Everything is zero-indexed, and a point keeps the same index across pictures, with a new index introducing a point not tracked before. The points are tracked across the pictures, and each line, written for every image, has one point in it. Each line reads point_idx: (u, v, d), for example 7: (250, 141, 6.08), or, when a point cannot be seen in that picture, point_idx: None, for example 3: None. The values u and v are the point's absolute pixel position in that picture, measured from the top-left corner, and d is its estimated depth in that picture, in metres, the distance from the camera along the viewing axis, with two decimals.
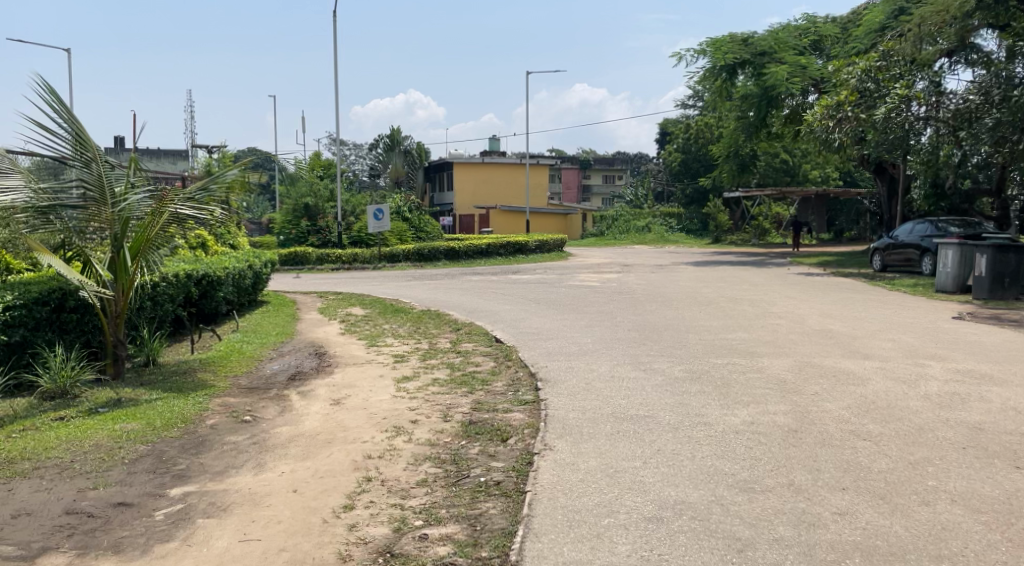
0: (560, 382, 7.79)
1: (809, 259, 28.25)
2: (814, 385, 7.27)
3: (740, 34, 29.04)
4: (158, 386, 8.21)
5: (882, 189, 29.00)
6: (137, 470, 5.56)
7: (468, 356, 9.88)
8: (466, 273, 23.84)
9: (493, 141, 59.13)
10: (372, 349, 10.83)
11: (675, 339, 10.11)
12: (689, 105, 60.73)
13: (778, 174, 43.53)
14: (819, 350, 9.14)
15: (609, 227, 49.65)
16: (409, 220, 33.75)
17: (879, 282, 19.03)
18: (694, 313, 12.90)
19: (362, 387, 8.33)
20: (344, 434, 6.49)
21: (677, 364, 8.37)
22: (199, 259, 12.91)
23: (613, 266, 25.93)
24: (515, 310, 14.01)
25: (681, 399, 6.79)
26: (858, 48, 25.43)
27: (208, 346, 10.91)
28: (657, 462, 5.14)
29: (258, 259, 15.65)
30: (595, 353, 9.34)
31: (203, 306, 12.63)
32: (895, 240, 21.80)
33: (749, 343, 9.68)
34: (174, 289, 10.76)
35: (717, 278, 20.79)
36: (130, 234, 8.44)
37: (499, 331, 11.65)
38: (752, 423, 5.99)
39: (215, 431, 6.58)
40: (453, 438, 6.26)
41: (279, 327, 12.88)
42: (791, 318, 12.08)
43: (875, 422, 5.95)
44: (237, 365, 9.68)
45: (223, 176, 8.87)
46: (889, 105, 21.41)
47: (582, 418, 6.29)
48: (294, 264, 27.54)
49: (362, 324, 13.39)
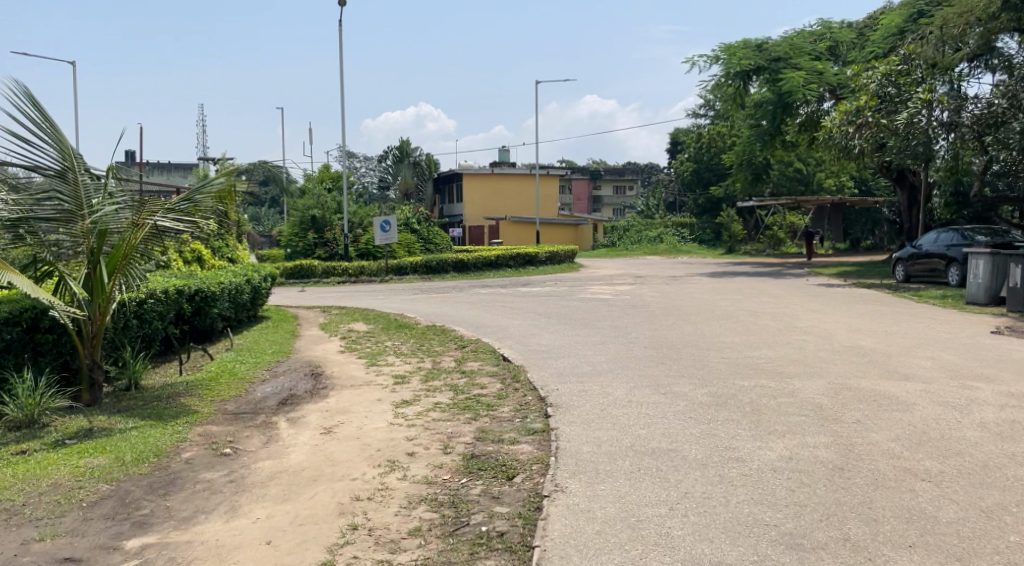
0: (573, 407, 7.11)
1: (830, 269, 27.40)
2: (854, 412, 6.56)
3: (753, 40, 28.39)
4: (137, 413, 7.59)
5: (902, 198, 27.96)
6: (94, 516, 4.91)
7: (473, 377, 9.20)
8: (475, 286, 23.16)
9: (503, 153, 58.70)
10: (371, 369, 10.17)
11: (696, 357, 9.40)
12: (700, 114, 60.18)
13: (792, 182, 42.85)
14: (854, 371, 8.41)
15: (621, 238, 48.93)
16: (418, 232, 33.15)
17: (903, 293, 18.26)
18: (714, 328, 12.18)
19: (357, 414, 7.66)
20: (332, 470, 5.83)
21: (701, 387, 7.66)
22: (192, 274, 12.33)
23: (625, 277, 25.22)
24: (525, 326, 13.31)
25: (707, 429, 6.10)
26: (877, 52, 24.69)
27: (199, 367, 10.29)
28: (685, 509, 4.45)
29: (256, 272, 15.04)
30: (610, 373, 8.64)
31: (197, 323, 12.05)
32: (919, 249, 20.99)
33: (776, 362, 8.96)
34: (163, 306, 10.19)
35: (735, 289, 20.06)
36: (107, 247, 7.84)
37: (507, 349, 10.96)
38: (790, 458, 5.29)
39: (190, 467, 5.93)
40: (453, 475, 5.58)
41: (277, 344, 12.24)
42: (818, 333, 11.35)
43: (931, 458, 5.23)
44: (226, 388, 9.04)
45: (209, 184, 8.22)
46: (912, 110, 20.38)
47: (598, 453, 5.61)
48: (299, 278, 26.92)
49: (363, 340, 12.73)
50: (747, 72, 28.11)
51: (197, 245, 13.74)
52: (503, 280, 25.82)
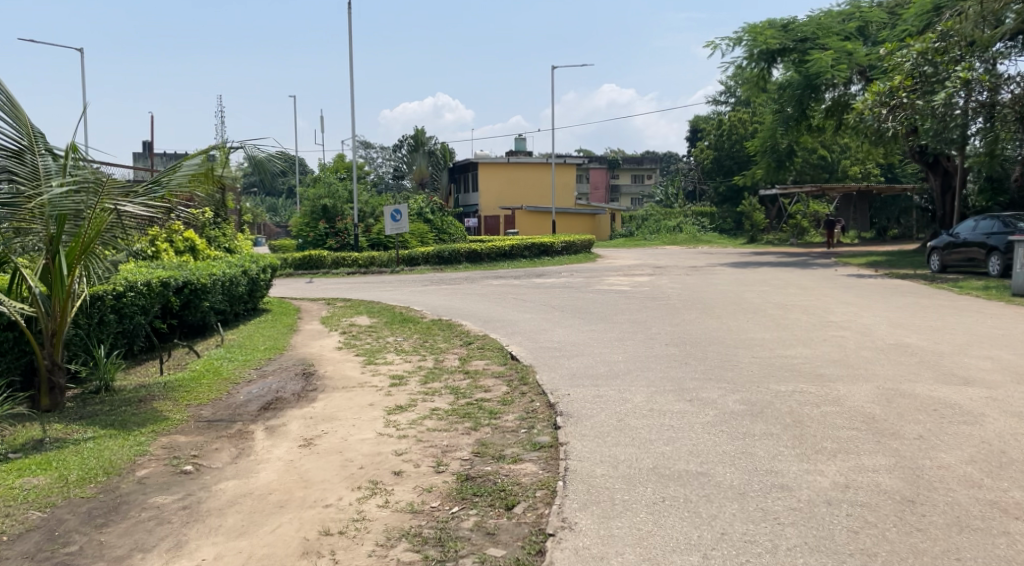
0: (586, 416, 6.24)
1: (858, 259, 26.23)
2: (913, 425, 5.63)
3: (779, 19, 27.25)
4: (98, 420, 6.79)
5: (934, 184, 26.78)
6: (11, 556, 4.13)
7: (476, 379, 8.36)
8: (488, 277, 22.31)
9: (520, 142, 57.81)
10: (368, 368, 9.35)
11: (723, 357, 8.50)
12: (720, 101, 58.90)
13: (816, 170, 41.59)
14: (905, 373, 7.48)
15: (639, 228, 47.81)
16: (431, 221, 32.29)
17: (940, 284, 17.21)
18: (741, 322, 11.26)
19: (343, 422, 6.82)
20: (303, 495, 5.01)
21: (732, 393, 6.76)
22: (181, 265, 11.54)
23: (644, 268, 24.34)
24: (537, 321, 12.44)
25: (742, 446, 5.22)
26: (912, 30, 23.45)
27: (183, 366, 9.50)
28: (723, 558, 3.58)
29: (254, 262, 14.23)
30: (629, 375, 7.76)
31: (186, 318, 11.25)
32: (956, 238, 19.88)
33: (816, 363, 8.03)
34: (144, 300, 9.44)
35: (760, 280, 19.07)
36: (67, 238, 7.05)
37: (516, 346, 10.09)
38: (845, 487, 4.39)
39: (142, 488, 5.14)
40: (442, 502, 4.72)
41: (271, 340, 11.43)
42: (857, 329, 10.39)
43: (1020, 487, 4.31)
44: (205, 390, 8.22)
45: (181, 167, 7.45)
46: (950, 89, 19.04)
47: (614, 477, 4.73)
48: (308, 269, 26.29)
49: (364, 336, 11.91)
50: (772, 54, 27.02)
51: (190, 233, 12.90)
52: (516, 271, 24.97)
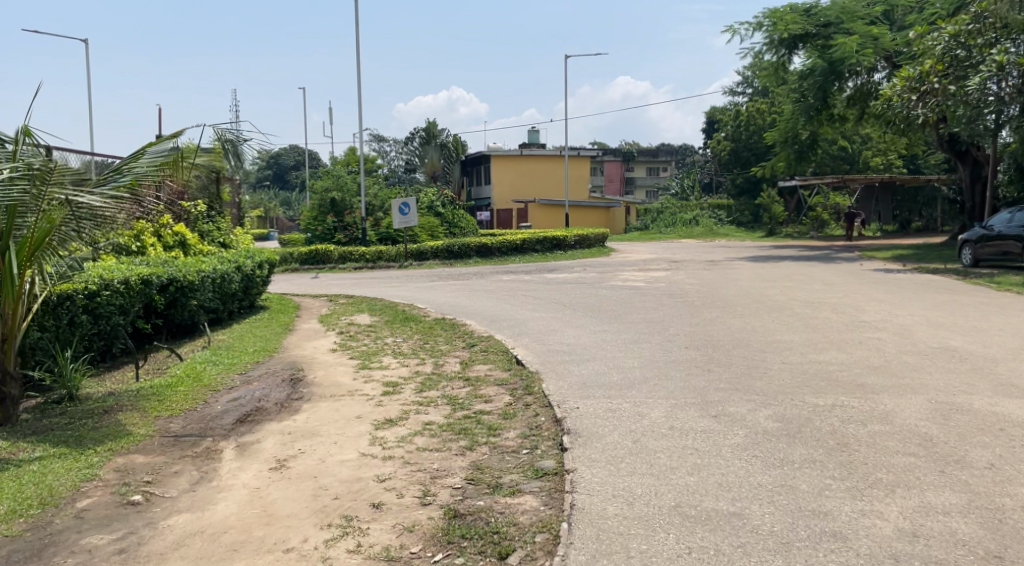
0: (597, 436, 5.46)
1: (883, 253, 25.23)
2: (979, 450, 4.81)
3: (800, 4, 26.32)
4: (52, 436, 6.08)
5: (963, 174, 25.78)
6: None
7: (478, 387, 7.61)
8: (499, 272, 21.58)
9: (533, 134, 56.94)
10: (360, 374, 8.60)
11: (749, 363, 7.70)
12: (738, 92, 57.88)
13: (836, 161, 40.68)
14: (957, 383, 6.64)
15: (654, 221, 46.82)
16: (441, 215, 31.50)
17: (973, 279, 16.28)
18: (766, 322, 10.42)
19: (325, 438, 6.07)
20: (263, 534, 4.26)
21: (762, 408, 5.96)
22: (167, 260, 10.85)
23: (660, 262, 23.48)
24: (547, 320, 11.67)
25: (781, 477, 4.44)
26: (941, 14, 22.40)
27: (163, 370, 8.81)
28: None
29: (249, 257, 13.51)
30: (646, 385, 6.98)
31: (171, 317, 10.57)
32: (988, 230, 18.92)
33: (854, 372, 7.19)
34: (122, 299, 8.77)
35: (783, 275, 18.19)
36: (18, 232, 6.35)
37: (522, 349, 9.33)
38: (913, 537, 3.58)
39: (78, 525, 4.40)
40: (424, 547, 3.96)
41: (262, 342, 10.70)
42: (895, 331, 9.53)
43: None
44: (179, 398, 7.49)
45: (145, 154, 6.93)
46: (984, 74, 18.04)
47: (629, 518, 3.96)
48: (313, 263, 25.67)
49: (361, 336, 11.18)
50: (794, 40, 26.16)
51: (181, 228, 12.19)
52: (528, 266, 24.19)
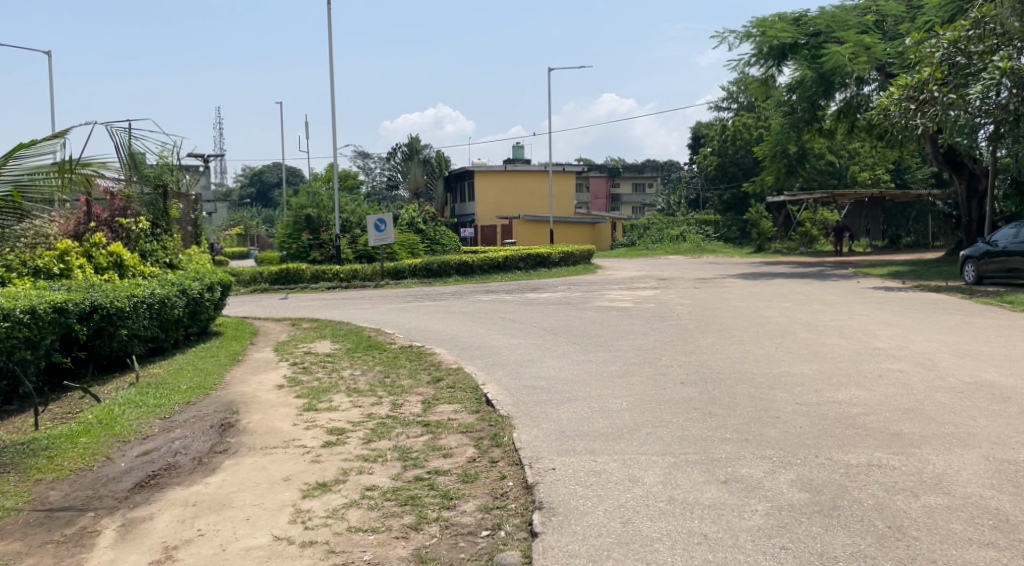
0: (576, 514, 4.25)
1: (878, 269, 24.24)
2: None
3: (789, 14, 25.60)
4: None
5: (959, 187, 24.88)
6: None
7: (437, 437, 6.36)
8: (479, 292, 20.34)
9: (518, 150, 55.92)
10: (304, 418, 7.33)
11: (758, 407, 6.48)
12: (724, 108, 57.15)
13: (824, 175, 39.89)
14: (1010, 433, 5.47)
15: (641, 237, 45.73)
16: (422, 232, 30.23)
17: (982, 298, 15.22)
18: (770, 351, 9.26)
19: (236, 511, 4.84)
20: None
21: (785, 471, 4.76)
22: (95, 284, 9.60)
23: (649, 280, 22.30)
24: (525, 348, 10.43)
25: None
26: (935, 20, 21.51)
27: (75, 415, 7.53)
28: None
29: (197, 279, 12.20)
30: (638, 436, 5.77)
31: (97, 349, 9.30)
32: (992, 246, 17.95)
33: (886, 417, 6.01)
34: (27, 331, 7.51)
35: (780, 294, 17.06)
36: None
37: (493, 385, 8.09)
38: None
39: None
40: None
41: (200, 376, 9.40)
42: (919, 361, 8.38)
43: None
44: (77, 453, 6.20)
45: (19, 159, 5.86)
46: (985, 82, 17.03)
47: None
48: (284, 284, 24.30)
49: (315, 368, 9.92)
50: (782, 51, 25.25)
51: (117, 247, 10.98)
52: (510, 284, 22.96)
